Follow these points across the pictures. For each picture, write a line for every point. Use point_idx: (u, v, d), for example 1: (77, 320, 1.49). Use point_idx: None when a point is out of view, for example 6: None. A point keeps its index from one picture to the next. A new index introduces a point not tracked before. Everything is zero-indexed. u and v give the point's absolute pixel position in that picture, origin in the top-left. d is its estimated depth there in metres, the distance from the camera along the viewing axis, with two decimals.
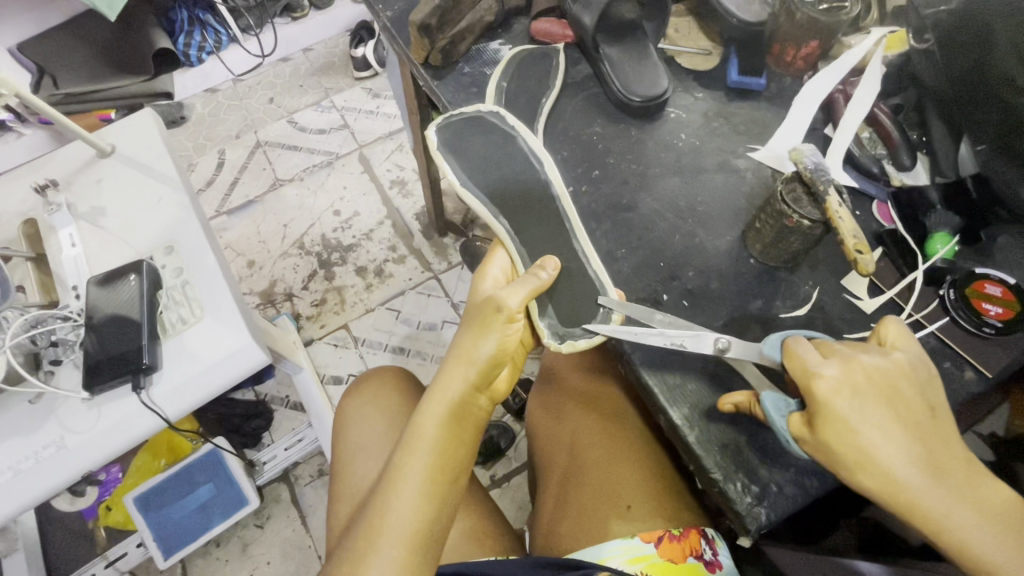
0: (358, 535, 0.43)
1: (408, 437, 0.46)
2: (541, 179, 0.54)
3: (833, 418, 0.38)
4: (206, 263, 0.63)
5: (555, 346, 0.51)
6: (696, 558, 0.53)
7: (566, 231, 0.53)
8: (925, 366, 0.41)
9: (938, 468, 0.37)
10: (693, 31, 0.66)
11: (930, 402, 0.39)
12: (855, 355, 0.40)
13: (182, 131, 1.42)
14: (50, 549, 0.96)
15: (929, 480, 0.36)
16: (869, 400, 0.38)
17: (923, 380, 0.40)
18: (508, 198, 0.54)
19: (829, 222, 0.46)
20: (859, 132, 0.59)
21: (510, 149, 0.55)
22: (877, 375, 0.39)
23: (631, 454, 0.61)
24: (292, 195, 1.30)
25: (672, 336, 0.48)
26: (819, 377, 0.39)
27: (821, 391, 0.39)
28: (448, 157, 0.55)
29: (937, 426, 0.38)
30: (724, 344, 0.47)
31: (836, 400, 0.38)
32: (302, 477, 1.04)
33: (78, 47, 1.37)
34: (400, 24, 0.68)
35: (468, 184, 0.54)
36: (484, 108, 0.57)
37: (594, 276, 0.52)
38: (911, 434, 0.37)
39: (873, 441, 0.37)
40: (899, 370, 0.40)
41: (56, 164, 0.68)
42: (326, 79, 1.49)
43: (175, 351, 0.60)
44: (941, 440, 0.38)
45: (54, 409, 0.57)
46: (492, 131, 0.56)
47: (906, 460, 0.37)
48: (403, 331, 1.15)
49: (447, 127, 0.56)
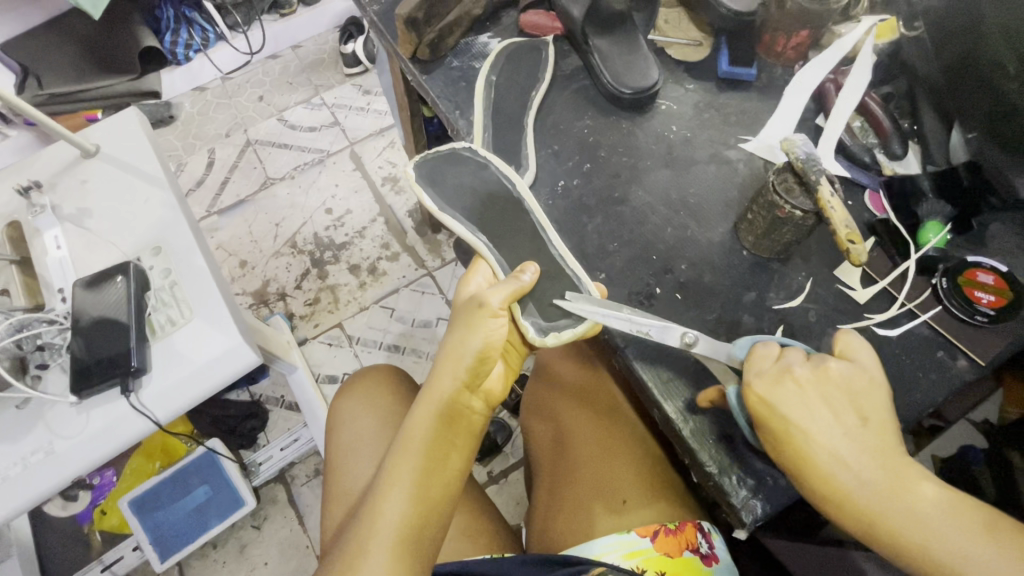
0: (346, 541, 0.43)
1: (399, 442, 0.46)
2: (515, 198, 0.54)
3: (770, 429, 0.39)
4: (193, 264, 0.62)
5: (540, 340, 0.50)
6: (692, 552, 0.53)
7: (541, 237, 0.53)
8: (867, 372, 0.40)
9: (878, 474, 0.37)
10: (684, 21, 0.65)
11: (867, 409, 0.39)
12: (791, 365, 0.41)
13: (171, 130, 1.40)
14: (45, 554, 0.96)
15: (866, 485, 0.37)
16: (800, 410, 0.39)
17: (864, 389, 0.40)
18: (488, 215, 0.53)
19: (822, 212, 0.46)
20: (851, 121, 0.58)
21: (485, 176, 0.54)
22: (810, 384, 0.40)
23: (621, 445, 0.61)
24: (283, 194, 1.29)
25: (638, 322, 0.48)
26: (748, 388, 0.41)
27: (752, 403, 0.40)
28: (427, 187, 0.54)
29: (874, 435, 0.38)
30: (690, 338, 0.47)
31: (768, 409, 0.39)
32: (299, 477, 1.03)
33: (61, 46, 1.35)
34: (388, 18, 0.67)
35: (446, 209, 0.53)
36: (458, 145, 0.56)
37: (574, 278, 0.51)
38: (846, 441, 0.38)
39: (808, 449, 0.38)
40: (832, 381, 0.40)
41: (40, 165, 0.67)
42: (317, 76, 1.47)
43: (163, 353, 0.59)
44: (880, 444, 0.38)
45: (42, 415, 0.56)
46: (466, 163, 0.55)
47: (837, 467, 0.37)
48: (398, 328, 1.14)
49: (424, 163, 0.55)
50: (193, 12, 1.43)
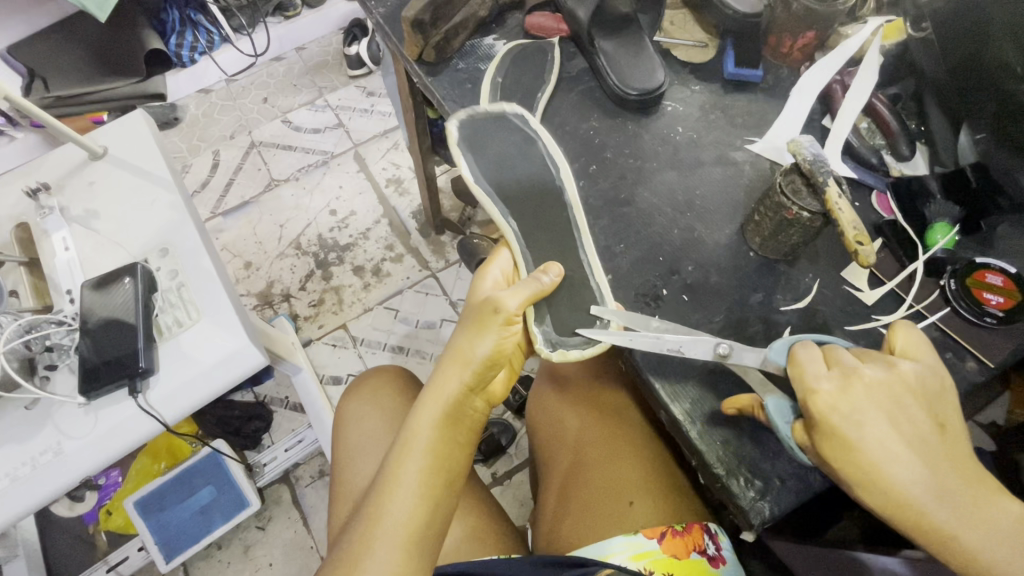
0: (351, 538, 0.43)
1: (405, 438, 0.46)
2: (556, 186, 0.54)
3: (839, 437, 0.37)
4: (202, 267, 0.62)
5: (546, 353, 0.51)
6: (699, 554, 0.53)
7: (572, 235, 0.53)
8: (934, 375, 0.40)
9: (946, 485, 0.36)
10: (689, 23, 0.65)
11: (937, 411, 0.39)
12: (858, 368, 0.39)
13: (176, 132, 1.41)
14: (50, 554, 0.96)
15: (938, 497, 0.35)
16: (872, 415, 0.37)
17: (930, 392, 0.39)
18: (523, 201, 0.54)
19: (829, 213, 0.46)
20: (858, 123, 0.59)
21: (530, 152, 0.55)
22: (880, 387, 0.38)
23: (629, 449, 0.61)
24: (287, 195, 1.29)
25: (669, 342, 0.48)
26: (816, 394, 0.39)
27: (823, 410, 0.38)
28: (466, 153, 0.54)
29: (945, 440, 0.37)
30: (724, 349, 0.47)
31: (837, 415, 0.38)
32: (304, 477, 1.03)
33: (68, 49, 1.36)
34: (394, 21, 0.68)
35: (482, 181, 0.54)
36: (507, 108, 0.56)
37: (595, 288, 0.52)
38: (913, 448, 0.37)
39: (880, 458, 0.36)
40: (903, 382, 0.39)
41: (49, 165, 0.68)
42: (321, 78, 1.48)
43: (171, 353, 0.59)
44: (944, 451, 0.37)
45: (50, 415, 0.56)
46: (516, 133, 0.55)
47: (910, 477, 0.36)
48: (402, 330, 1.14)
49: (468, 122, 0.55)
50: (198, 14, 1.44)
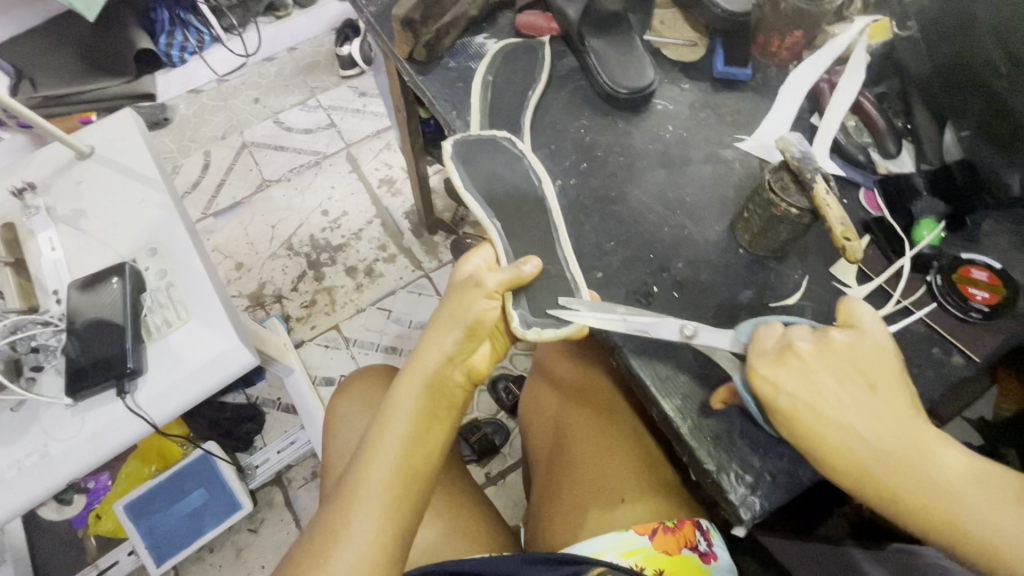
0: (328, 509, 0.43)
1: (385, 410, 0.46)
2: (538, 197, 0.54)
3: (781, 413, 0.38)
4: (191, 265, 0.62)
5: (521, 332, 0.49)
6: (690, 550, 0.53)
7: (553, 236, 0.53)
8: (871, 341, 0.39)
9: (889, 446, 0.36)
10: (679, 22, 0.66)
11: (874, 375, 0.38)
12: (794, 342, 0.40)
13: (167, 132, 1.39)
14: (40, 559, 0.95)
15: (882, 458, 0.35)
16: (808, 387, 0.38)
17: (868, 357, 0.39)
18: (508, 207, 0.54)
19: (818, 210, 0.46)
20: (846, 121, 0.59)
21: (517, 168, 0.55)
22: (816, 359, 0.39)
23: (620, 444, 0.61)
24: (279, 196, 1.28)
25: (634, 322, 0.48)
26: (754, 372, 0.40)
27: (761, 388, 0.39)
28: (460, 165, 0.55)
29: (886, 402, 0.37)
30: (690, 330, 0.46)
31: (775, 391, 0.39)
32: (296, 479, 1.03)
33: (59, 50, 1.36)
34: (384, 20, 0.68)
35: (471, 189, 0.54)
36: (499, 133, 0.57)
37: (571, 279, 0.51)
38: (853, 414, 0.37)
39: (821, 428, 0.37)
40: (838, 353, 0.39)
41: (35, 165, 0.67)
42: (312, 78, 1.47)
43: (160, 353, 0.58)
44: (885, 413, 0.37)
45: (37, 417, 0.56)
46: (504, 154, 0.55)
47: (853, 443, 0.36)
48: (395, 330, 1.14)
49: (466, 142, 0.56)
50: (188, 14, 1.44)
